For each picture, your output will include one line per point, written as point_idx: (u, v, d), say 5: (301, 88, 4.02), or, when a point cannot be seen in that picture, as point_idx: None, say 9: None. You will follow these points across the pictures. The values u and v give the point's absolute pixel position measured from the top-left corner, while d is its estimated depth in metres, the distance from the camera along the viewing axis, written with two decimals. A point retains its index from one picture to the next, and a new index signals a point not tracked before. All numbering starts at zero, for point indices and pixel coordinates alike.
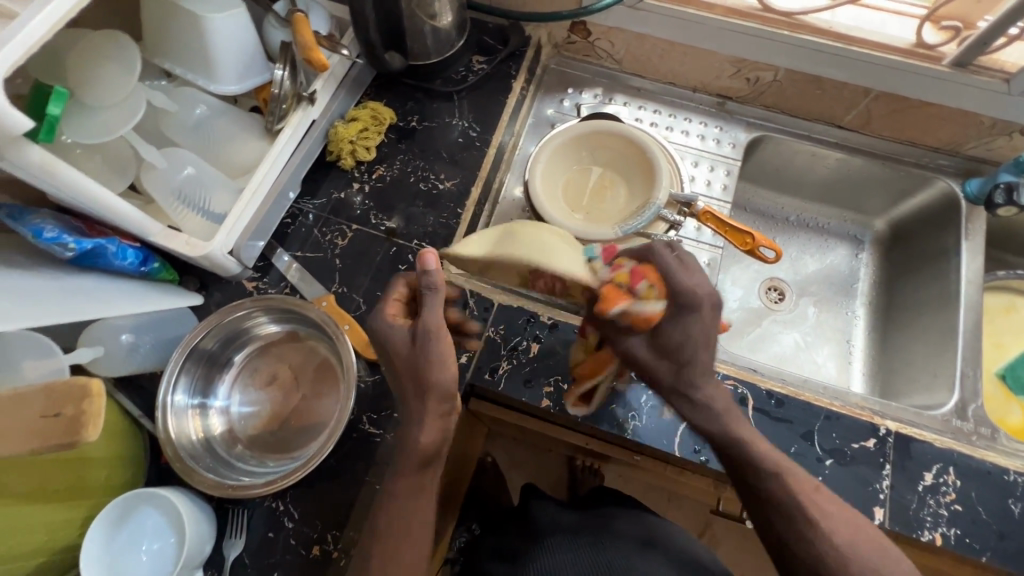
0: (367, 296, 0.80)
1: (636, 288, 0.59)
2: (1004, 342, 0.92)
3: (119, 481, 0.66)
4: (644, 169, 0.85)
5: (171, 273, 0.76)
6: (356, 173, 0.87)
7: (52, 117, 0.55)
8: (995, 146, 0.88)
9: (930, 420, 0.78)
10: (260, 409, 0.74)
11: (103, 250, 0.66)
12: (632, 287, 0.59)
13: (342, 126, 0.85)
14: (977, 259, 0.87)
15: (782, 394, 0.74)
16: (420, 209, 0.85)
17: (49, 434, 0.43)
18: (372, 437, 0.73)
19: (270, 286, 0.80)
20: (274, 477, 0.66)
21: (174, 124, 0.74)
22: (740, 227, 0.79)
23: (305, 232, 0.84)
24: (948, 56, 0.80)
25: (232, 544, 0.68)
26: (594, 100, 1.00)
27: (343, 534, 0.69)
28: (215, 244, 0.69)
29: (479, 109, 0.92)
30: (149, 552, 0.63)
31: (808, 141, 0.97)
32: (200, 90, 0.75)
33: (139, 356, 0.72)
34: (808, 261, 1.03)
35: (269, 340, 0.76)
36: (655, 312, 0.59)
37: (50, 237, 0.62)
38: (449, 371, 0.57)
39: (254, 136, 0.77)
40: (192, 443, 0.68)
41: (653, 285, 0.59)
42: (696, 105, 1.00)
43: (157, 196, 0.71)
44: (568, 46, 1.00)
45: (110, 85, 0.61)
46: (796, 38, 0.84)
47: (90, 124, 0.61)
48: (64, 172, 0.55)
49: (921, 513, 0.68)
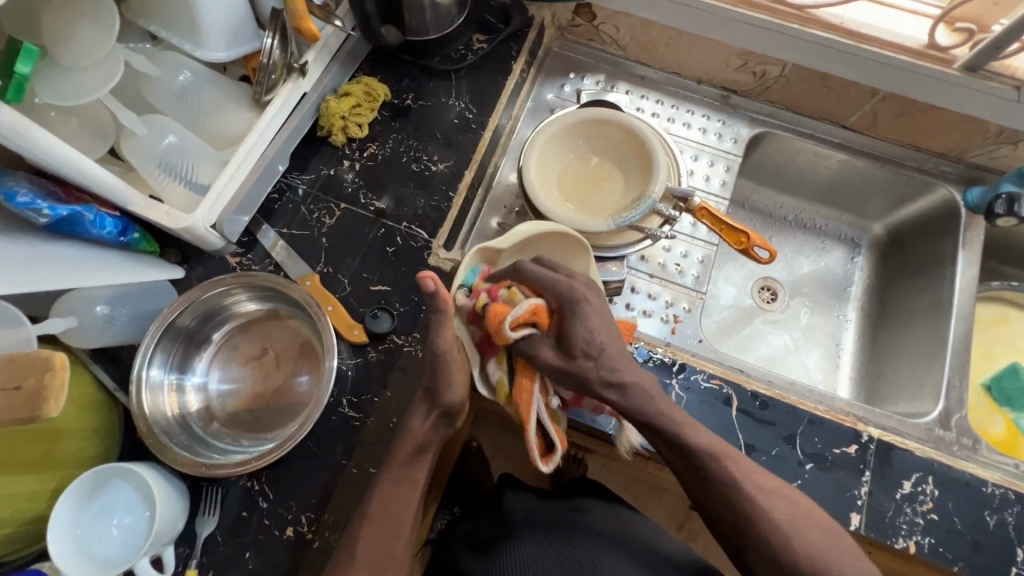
0: (353, 278, 0.78)
1: (501, 295, 0.62)
2: (993, 353, 0.92)
3: (93, 454, 0.66)
4: (642, 159, 0.83)
5: (151, 244, 0.75)
6: (347, 150, 0.85)
7: (21, 75, 0.52)
8: (999, 155, 0.87)
9: (914, 428, 0.77)
10: (238, 387, 0.73)
11: (79, 218, 0.64)
12: (495, 296, 0.63)
13: (334, 101, 0.83)
14: (973, 268, 0.86)
15: (767, 396, 0.74)
16: (410, 190, 0.83)
17: (9, 407, 0.42)
18: (352, 420, 0.72)
19: (255, 263, 0.78)
20: (249, 457, 0.65)
21: (156, 88, 0.71)
22: (736, 225, 0.78)
23: (292, 208, 0.81)
24: (959, 58, 0.77)
25: (205, 522, 0.67)
26: (596, 87, 0.97)
27: (319, 516, 0.68)
28: (196, 216, 0.67)
29: (476, 90, 0.89)
30: (120, 526, 0.63)
31: (810, 140, 0.95)
32: (186, 56, 0.72)
33: (115, 328, 0.71)
34: (803, 262, 1.02)
35: (250, 318, 0.75)
36: (531, 304, 0.60)
37: (24, 202, 0.60)
38: (456, 389, 0.64)
39: (242, 107, 0.74)
40: (167, 419, 0.68)
41: (513, 289, 0.63)
42: (700, 97, 0.98)
43: (138, 165, 0.69)
44: (572, 29, 0.97)
45: (87, 45, 0.59)
46: (805, 33, 0.81)
47: (66, 84, 0.59)
48: (36, 134, 0.53)
49: (897, 520, 0.69)
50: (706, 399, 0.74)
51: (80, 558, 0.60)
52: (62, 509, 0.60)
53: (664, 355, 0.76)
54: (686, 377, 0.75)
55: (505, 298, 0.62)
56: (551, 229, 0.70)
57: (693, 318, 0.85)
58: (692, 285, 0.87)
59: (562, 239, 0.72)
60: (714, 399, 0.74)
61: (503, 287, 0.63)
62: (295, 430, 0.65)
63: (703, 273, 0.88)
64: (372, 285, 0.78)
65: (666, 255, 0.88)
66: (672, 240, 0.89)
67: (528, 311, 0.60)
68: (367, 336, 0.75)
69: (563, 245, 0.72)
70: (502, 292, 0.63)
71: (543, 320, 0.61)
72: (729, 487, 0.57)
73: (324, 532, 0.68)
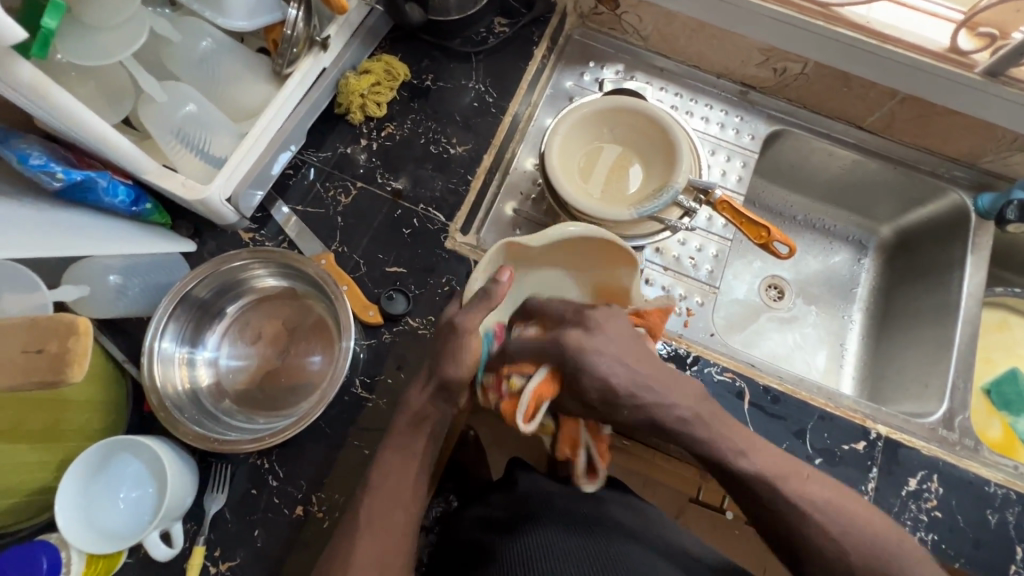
0: (367, 258, 0.77)
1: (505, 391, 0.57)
2: (993, 358, 0.93)
3: (98, 427, 0.64)
4: (663, 152, 0.83)
5: (163, 216, 0.73)
6: (364, 129, 0.83)
7: (47, 29, 0.51)
8: (1011, 162, 0.88)
9: (919, 428, 0.77)
10: (249, 363, 0.72)
11: (93, 185, 0.63)
12: (502, 395, 0.58)
13: (353, 78, 0.82)
14: (980, 273, 0.87)
15: (779, 391, 0.75)
16: (428, 172, 0.82)
17: (31, 370, 0.42)
18: (364, 400, 0.71)
19: (267, 239, 0.77)
20: (263, 433, 0.64)
21: (176, 54, 0.70)
22: (756, 219, 0.78)
23: (307, 186, 0.80)
24: (980, 64, 0.75)
25: (213, 498, 0.66)
26: (616, 77, 0.97)
27: (329, 496, 0.68)
28: (212, 188, 0.66)
29: (496, 74, 0.88)
30: (127, 500, 0.62)
31: (826, 139, 0.95)
32: (206, 22, 0.70)
33: (127, 300, 0.70)
34: (810, 261, 1.03)
35: (265, 294, 0.74)
36: (535, 390, 0.56)
37: (37, 164, 0.58)
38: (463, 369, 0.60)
39: (261, 79, 0.73)
40: (178, 393, 0.67)
41: (511, 376, 0.57)
42: (718, 92, 0.98)
43: (155, 132, 0.67)
44: (594, 16, 0.96)
45: (111, 4, 0.57)
46: (830, 31, 0.79)
47: (88, 45, 0.57)
48: (58, 95, 0.51)
49: (902, 517, 0.70)
50: (718, 391, 0.74)
51: (105, 541, 0.59)
52: (66, 497, 0.59)
53: (678, 347, 0.76)
54: (700, 369, 0.75)
55: (508, 391, 0.57)
56: (595, 234, 0.63)
57: (705, 311, 0.85)
58: (706, 279, 0.87)
59: (616, 253, 0.65)
60: (727, 392, 0.74)
61: (501, 381, 0.58)
62: (309, 409, 0.64)
63: (717, 267, 0.88)
64: (387, 266, 0.77)
65: (681, 249, 0.88)
66: (688, 234, 0.89)
67: (539, 395, 0.56)
68: (382, 317, 0.74)
69: (611, 253, 0.66)
70: (504, 386, 0.58)
71: (549, 387, 0.57)
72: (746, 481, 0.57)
73: (334, 512, 0.67)
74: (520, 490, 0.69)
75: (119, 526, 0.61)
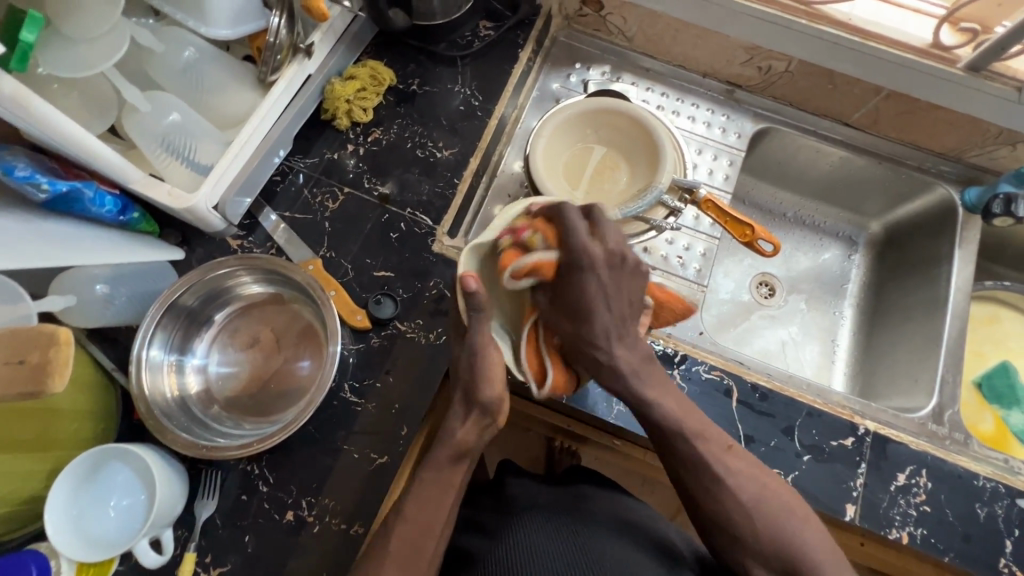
0: (356, 263, 0.77)
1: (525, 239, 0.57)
2: (984, 352, 0.93)
3: (90, 435, 0.65)
4: (649, 151, 0.84)
5: (151, 225, 0.74)
6: (351, 135, 0.84)
7: (26, 43, 0.51)
8: (997, 156, 0.88)
9: (908, 423, 0.78)
10: (239, 370, 0.72)
11: (79, 195, 0.63)
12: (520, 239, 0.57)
13: (339, 84, 0.82)
14: (968, 268, 0.87)
15: (767, 389, 0.75)
16: (415, 176, 0.82)
17: (14, 381, 0.42)
18: (353, 405, 0.72)
19: (255, 245, 0.77)
20: (251, 439, 0.64)
21: (160, 64, 0.71)
22: (741, 218, 0.79)
23: (295, 192, 0.81)
24: (962, 59, 0.76)
25: (204, 504, 0.67)
26: (602, 78, 0.97)
27: (318, 500, 0.68)
28: (198, 196, 0.66)
29: (481, 77, 0.89)
30: (117, 508, 0.62)
31: (813, 136, 0.96)
32: (190, 32, 0.71)
33: (115, 308, 0.70)
34: (801, 258, 1.03)
35: (252, 301, 0.74)
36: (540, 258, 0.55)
37: (22, 176, 0.59)
38: (496, 387, 0.59)
39: (246, 87, 0.73)
40: (167, 401, 0.67)
41: (537, 232, 0.57)
42: (704, 91, 0.98)
43: (140, 142, 0.68)
44: (579, 18, 0.96)
45: (92, 16, 0.58)
46: (813, 28, 0.79)
47: (70, 57, 0.58)
48: (38, 105, 0.52)
49: (891, 512, 0.70)
50: (706, 390, 0.74)
51: (96, 549, 0.59)
52: (55, 508, 0.59)
53: (665, 346, 0.76)
54: (687, 368, 0.75)
55: (524, 243, 0.57)
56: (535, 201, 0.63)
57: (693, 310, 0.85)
58: (694, 278, 0.87)
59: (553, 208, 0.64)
60: (715, 391, 0.74)
61: (527, 229, 0.58)
62: (297, 414, 0.65)
63: (704, 266, 0.88)
64: (375, 271, 0.77)
65: (669, 248, 0.88)
66: (676, 233, 0.89)
67: (538, 267, 0.56)
68: (370, 322, 0.74)
69: None
70: (526, 235, 0.57)
71: (550, 273, 0.56)
72: (727, 475, 0.58)
73: (324, 516, 0.67)
74: (508, 492, 0.69)
75: (110, 535, 0.61)
